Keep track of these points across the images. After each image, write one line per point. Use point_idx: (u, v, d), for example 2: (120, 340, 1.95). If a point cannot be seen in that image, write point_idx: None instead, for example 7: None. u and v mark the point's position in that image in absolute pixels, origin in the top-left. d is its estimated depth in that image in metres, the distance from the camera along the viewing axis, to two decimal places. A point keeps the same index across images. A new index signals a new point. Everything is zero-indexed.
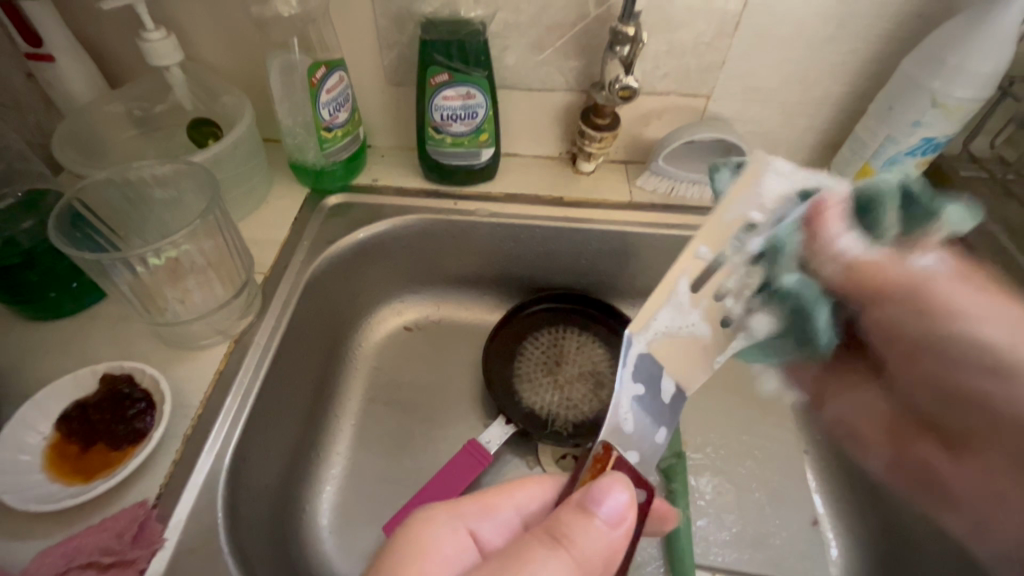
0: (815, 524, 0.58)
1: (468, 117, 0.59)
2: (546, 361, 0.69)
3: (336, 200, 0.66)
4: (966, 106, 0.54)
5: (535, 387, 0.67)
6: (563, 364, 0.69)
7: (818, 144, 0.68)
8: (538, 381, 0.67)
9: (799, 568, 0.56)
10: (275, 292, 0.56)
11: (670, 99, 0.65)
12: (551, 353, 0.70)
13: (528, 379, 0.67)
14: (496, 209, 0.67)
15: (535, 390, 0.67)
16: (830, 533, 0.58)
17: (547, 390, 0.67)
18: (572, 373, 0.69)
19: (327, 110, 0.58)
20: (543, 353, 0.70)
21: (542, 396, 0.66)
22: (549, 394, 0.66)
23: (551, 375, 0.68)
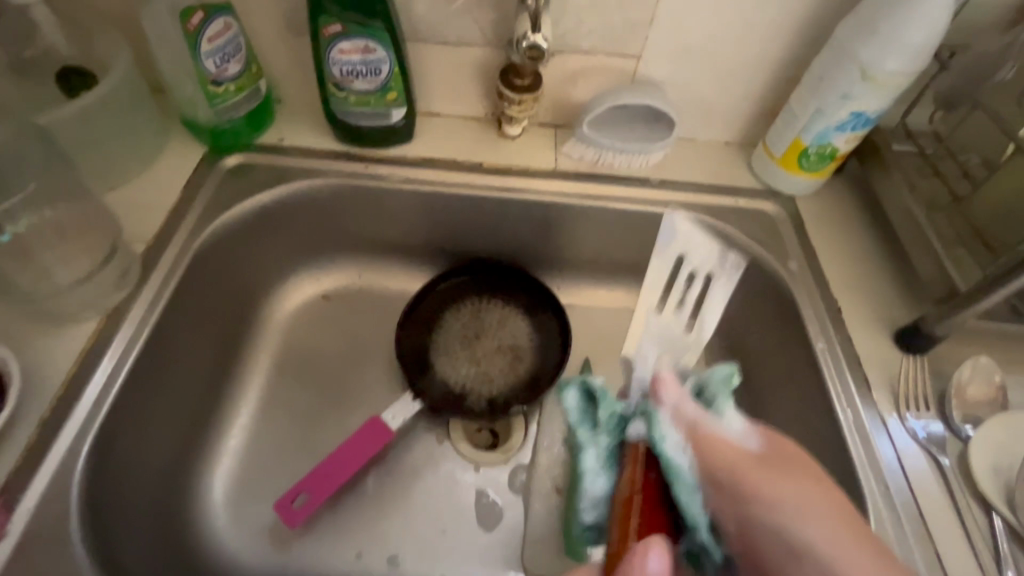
0: None
1: (371, 73, 0.54)
2: (466, 335, 0.67)
3: (236, 161, 0.61)
4: (897, 79, 0.51)
5: (451, 360, 0.65)
6: (483, 338, 0.67)
7: (756, 112, 0.64)
8: (455, 355, 0.66)
9: None
10: (157, 263, 0.52)
11: (598, 59, 0.60)
12: (472, 327, 0.68)
13: (445, 352, 0.66)
14: (411, 175, 0.63)
15: (450, 363, 0.65)
16: None
17: (463, 364, 0.65)
18: (492, 347, 0.67)
19: (212, 61, 0.53)
20: (464, 326, 0.68)
21: (456, 370, 0.65)
22: (465, 369, 0.65)
23: (469, 349, 0.67)
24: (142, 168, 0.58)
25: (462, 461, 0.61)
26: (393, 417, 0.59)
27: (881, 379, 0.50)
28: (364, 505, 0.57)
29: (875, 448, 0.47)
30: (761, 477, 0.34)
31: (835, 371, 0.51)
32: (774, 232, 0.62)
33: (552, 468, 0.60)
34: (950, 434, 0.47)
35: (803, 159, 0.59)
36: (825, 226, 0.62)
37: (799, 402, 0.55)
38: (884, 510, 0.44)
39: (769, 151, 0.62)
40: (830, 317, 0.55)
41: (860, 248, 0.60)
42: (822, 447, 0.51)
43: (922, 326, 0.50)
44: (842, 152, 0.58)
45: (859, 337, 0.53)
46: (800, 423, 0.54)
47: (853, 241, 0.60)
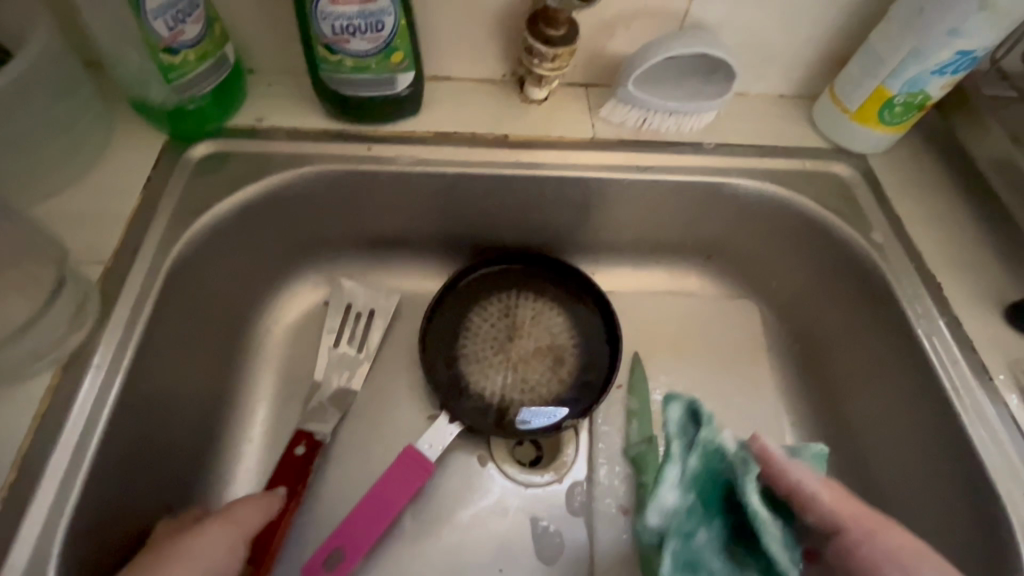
0: None
1: (371, 29, 0.43)
2: (498, 337, 0.57)
3: (207, 150, 0.49)
4: (1016, 9, 0.42)
5: (484, 369, 0.56)
6: (517, 339, 0.58)
7: (823, 56, 0.55)
8: (487, 363, 0.56)
9: None
10: (121, 292, 0.42)
11: (643, 0, 0.49)
12: (503, 327, 0.58)
13: (476, 360, 0.56)
14: (423, 154, 0.52)
15: (483, 373, 0.56)
16: None
17: (498, 373, 0.56)
18: (529, 349, 0.57)
19: (163, 22, 0.40)
20: (494, 327, 0.58)
21: (491, 381, 0.55)
22: (501, 378, 0.56)
23: (503, 353, 0.57)
24: (85, 168, 0.46)
25: (509, 483, 0.53)
26: (429, 446, 0.52)
27: (998, 365, 0.44)
28: (404, 548, 0.50)
29: (992, 422, 0.42)
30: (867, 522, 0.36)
31: (945, 360, 0.45)
32: (849, 198, 0.54)
33: (615, 485, 0.53)
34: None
35: (886, 111, 0.51)
36: (907, 187, 0.54)
37: (896, 393, 0.48)
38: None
39: (841, 103, 0.53)
40: (927, 295, 0.48)
41: (949, 212, 0.52)
42: (930, 442, 0.45)
43: None
44: (934, 100, 0.49)
45: (967, 317, 0.46)
46: (900, 417, 0.48)
47: (942, 204, 0.53)
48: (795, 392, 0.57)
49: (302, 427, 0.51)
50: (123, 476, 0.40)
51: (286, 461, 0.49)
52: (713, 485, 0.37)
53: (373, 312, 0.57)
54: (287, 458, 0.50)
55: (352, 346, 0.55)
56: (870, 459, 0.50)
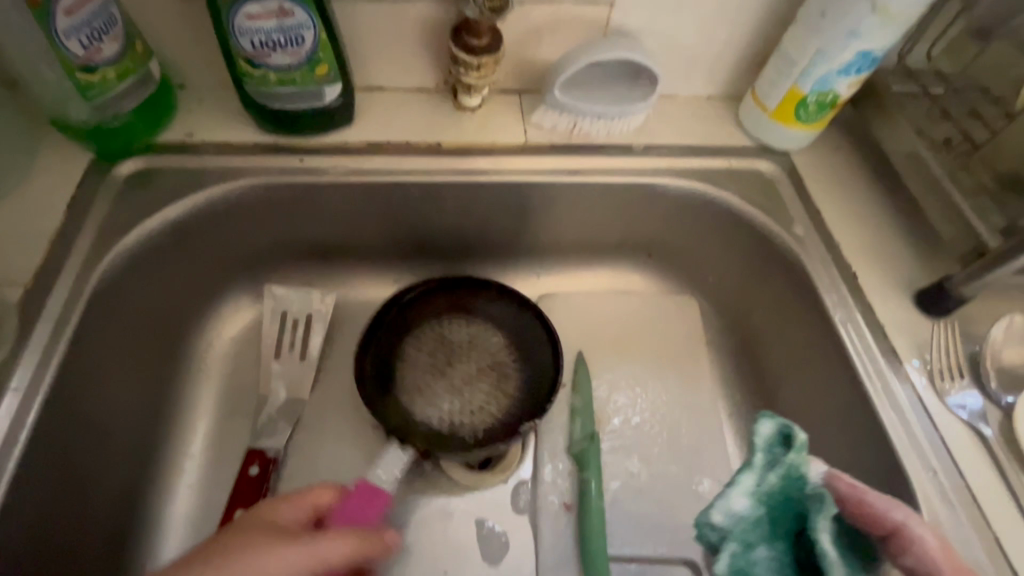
0: None
1: (291, 44, 0.44)
2: (436, 362, 0.56)
3: (134, 167, 0.49)
4: (906, 12, 0.44)
5: (426, 397, 0.55)
6: (456, 364, 0.57)
7: (744, 58, 0.57)
8: (429, 391, 0.55)
9: None
10: (41, 313, 0.41)
11: (564, 9, 0.50)
12: (441, 352, 0.57)
13: (415, 387, 0.55)
14: (356, 165, 0.53)
15: (425, 398, 0.55)
16: None
17: (440, 397, 0.55)
18: (469, 370, 0.56)
19: (76, 41, 0.40)
20: (430, 350, 0.57)
21: (434, 406, 0.54)
22: (444, 402, 0.54)
23: (443, 379, 0.56)
24: (7, 189, 0.46)
25: (454, 487, 0.54)
26: (385, 476, 0.50)
27: (908, 347, 0.46)
28: None
29: (901, 404, 0.44)
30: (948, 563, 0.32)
31: (860, 345, 0.47)
32: (772, 194, 0.56)
33: (559, 482, 0.54)
34: (988, 403, 0.44)
35: (801, 109, 0.53)
36: (828, 182, 0.56)
37: (820, 379, 0.50)
38: (934, 499, 0.40)
39: (761, 103, 0.55)
40: (843, 283, 0.50)
41: (866, 204, 0.55)
42: (849, 425, 0.47)
43: (947, 286, 0.46)
44: (843, 98, 0.52)
45: (879, 304, 0.49)
46: (823, 403, 0.50)
47: (858, 197, 0.55)
48: (733, 383, 0.59)
49: (253, 446, 0.52)
50: (48, 498, 0.40)
51: (240, 482, 0.50)
52: (789, 511, 0.34)
53: (311, 316, 0.56)
54: (240, 479, 0.50)
55: (293, 354, 0.55)
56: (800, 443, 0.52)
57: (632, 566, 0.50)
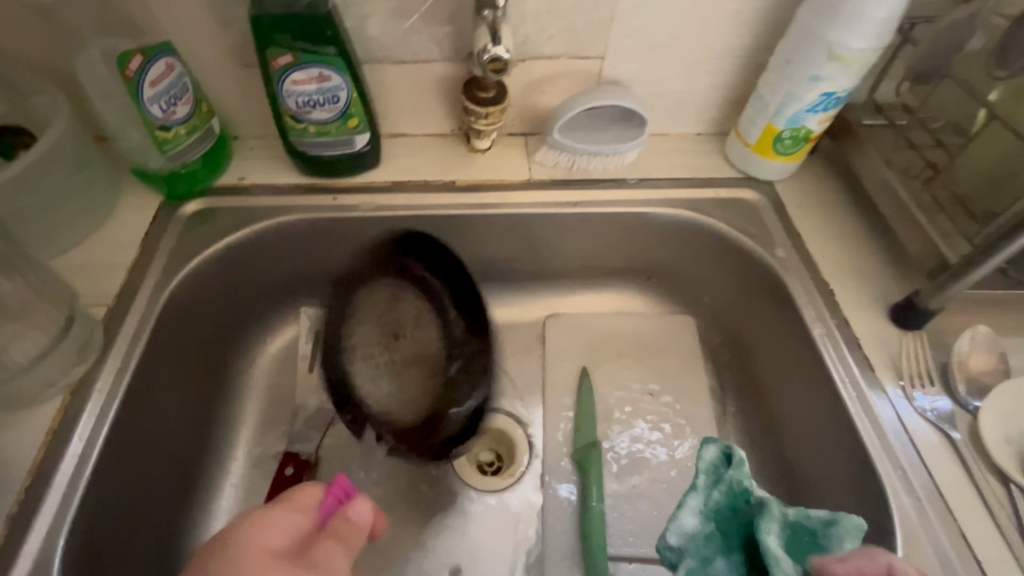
0: None
1: (328, 102, 0.52)
2: (381, 339, 0.58)
3: (196, 206, 0.58)
4: (863, 57, 0.50)
5: (367, 371, 0.58)
6: (402, 339, 0.58)
7: (726, 100, 0.64)
8: (368, 373, 0.57)
9: None
10: (121, 327, 0.49)
11: (561, 63, 0.58)
12: (387, 326, 0.58)
13: (363, 357, 0.58)
14: (381, 202, 0.60)
15: (367, 373, 0.58)
16: None
17: (380, 375, 0.57)
18: (408, 353, 0.57)
19: (158, 106, 0.50)
20: (382, 323, 0.58)
21: (372, 385, 0.57)
22: (382, 383, 0.57)
23: (382, 360, 0.58)
24: (94, 227, 0.55)
25: (468, 489, 0.59)
26: None
27: (882, 358, 0.50)
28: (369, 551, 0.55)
29: (876, 413, 0.47)
30: None
31: (837, 356, 0.51)
32: (757, 219, 0.61)
33: (563, 486, 0.58)
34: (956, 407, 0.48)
35: (778, 144, 0.59)
36: (808, 209, 0.61)
37: (805, 388, 0.54)
38: (903, 494, 0.44)
39: (742, 138, 0.61)
40: (823, 299, 0.54)
41: (844, 228, 0.59)
42: (829, 431, 0.50)
43: (915, 300, 0.50)
44: (816, 133, 0.57)
45: (855, 318, 0.53)
46: (807, 411, 0.53)
47: (835, 222, 0.60)
48: (728, 395, 0.63)
49: (289, 451, 0.58)
50: (123, 484, 0.46)
51: (277, 481, 0.56)
52: (739, 523, 0.36)
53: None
54: (278, 478, 0.56)
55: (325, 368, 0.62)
56: (790, 449, 0.55)
57: (631, 565, 0.54)
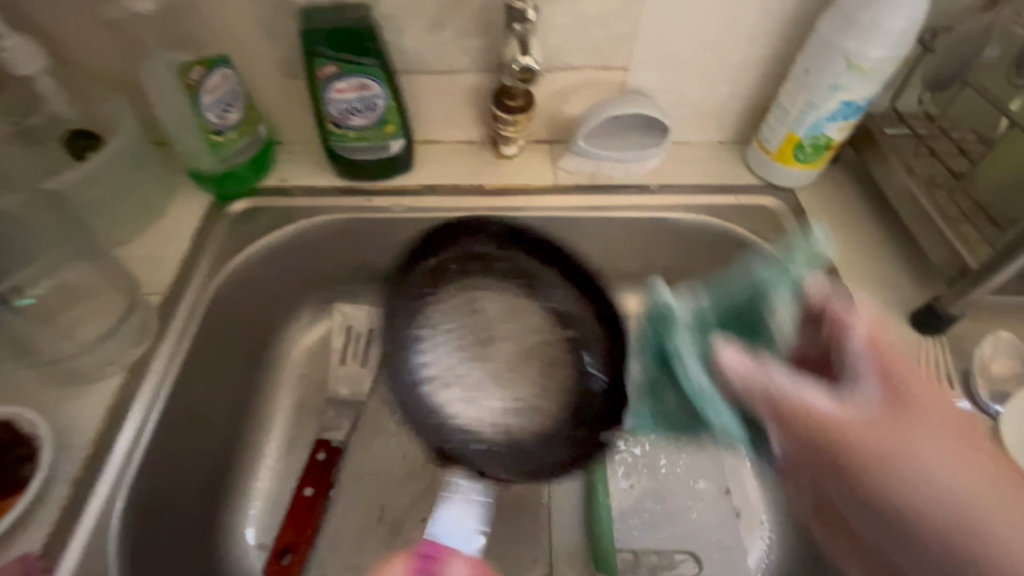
0: (726, 494, 0.60)
1: (367, 109, 0.56)
2: (473, 338, 0.63)
3: (242, 206, 0.62)
4: (882, 66, 0.51)
5: (466, 400, 0.61)
6: (496, 342, 0.64)
7: (747, 109, 0.65)
8: (458, 398, 0.61)
9: (718, 539, 0.57)
10: (174, 313, 0.53)
11: (586, 73, 0.61)
12: (471, 327, 0.63)
13: (428, 366, 0.61)
14: (413, 204, 0.64)
15: (450, 403, 0.60)
16: (738, 501, 0.60)
17: (483, 399, 0.61)
18: (502, 348, 0.63)
19: (213, 112, 0.54)
20: (470, 317, 0.63)
21: (501, 419, 0.61)
22: (528, 390, 0.62)
23: (473, 360, 0.62)
24: (150, 223, 0.59)
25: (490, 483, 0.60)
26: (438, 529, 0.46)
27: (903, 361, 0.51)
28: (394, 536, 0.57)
29: None
30: (893, 429, 0.33)
31: None
32: (778, 225, 0.62)
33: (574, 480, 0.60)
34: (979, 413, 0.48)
35: (799, 151, 0.60)
36: (830, 216, 0.62)
37: None
38: None
39: (763, 146, 0.62)
40: None
41: (865, 234, 0.60)
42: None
43: (936, 306, 0.50)
44: (837, 140, 0.58)
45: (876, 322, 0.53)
46: None
47: (856, 229, 0.61)
48: None
49: (321, 437, 0.60)
50: (172, 459, 0.49)
51: (309, 465, 0.58)
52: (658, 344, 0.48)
53: (372, 329, 0.66)
54: (310, 463, 0.58)
55: (356, 362, 0.65)
56: None
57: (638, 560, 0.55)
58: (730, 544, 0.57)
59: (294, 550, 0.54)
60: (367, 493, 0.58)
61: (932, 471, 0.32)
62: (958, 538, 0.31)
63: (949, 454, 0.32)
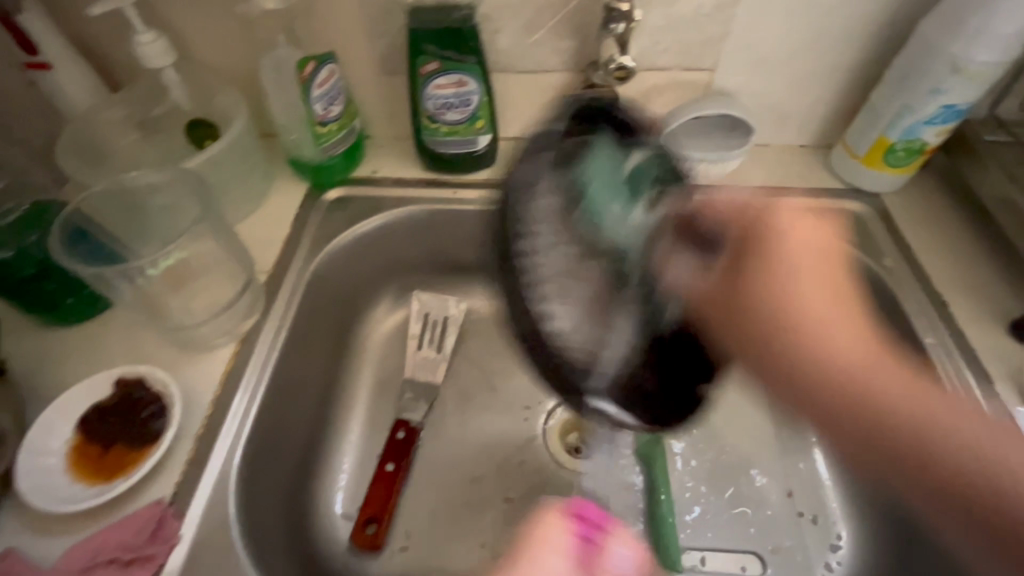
0: (789, 496, 0.58)
1: (462, 105, 0.58)
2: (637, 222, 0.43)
3: (336, 195, 0.66)
4: (989, 70, 0.50)
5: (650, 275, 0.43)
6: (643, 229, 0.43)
7: (833, 113, 0.65)
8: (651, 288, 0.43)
9: (787, 544, 0.56)
10: (279, 291, 0.57)
11: (672, 75, 0.62)
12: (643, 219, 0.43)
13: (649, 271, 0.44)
14: (495, 197, 0.66)
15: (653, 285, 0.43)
16: (805, 505, 0.58)
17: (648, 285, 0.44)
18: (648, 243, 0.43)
19: (320, 105, 0.57)
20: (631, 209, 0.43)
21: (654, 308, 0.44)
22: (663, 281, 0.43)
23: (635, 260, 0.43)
24: (254, 208, 0.64)
25: (559, 472, 0.61)
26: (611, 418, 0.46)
27: (1002, 372, 0.50)
28: (469, 516, 0.59)
29: None
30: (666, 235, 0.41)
31: (951, 368, 0.51)
32: (863, 230, 0.61)
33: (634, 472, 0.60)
34: None
35: (890, 155, 0.59)
36: (919, 222, 0.61)
37: None
38: None
39: (850, 150, 0.62)
40: (935, 310, 0.54)
41: (957, 243, 0.59)
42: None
43: None
44: (932, 145, 0.57)
45: (972, 331, 0.52)
46: None
47: (949, 237, 0.60)
48: None
49: (399, 417, 0.63)
50: (277, 427, 0.52)
51: (390, 443, 0.61)
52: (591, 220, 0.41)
53: (449, 317, 0.68)
54: (390, 441, 0.61)
55: (431, 348, 0.67)
56: None
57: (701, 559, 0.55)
58: (794, 546, 0.56)
59: (378, 520, 0.56)
60: (444, 473, 0.61)
61: (834, 343, 0.39)
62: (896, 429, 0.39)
63: (887, 383, 0.39)
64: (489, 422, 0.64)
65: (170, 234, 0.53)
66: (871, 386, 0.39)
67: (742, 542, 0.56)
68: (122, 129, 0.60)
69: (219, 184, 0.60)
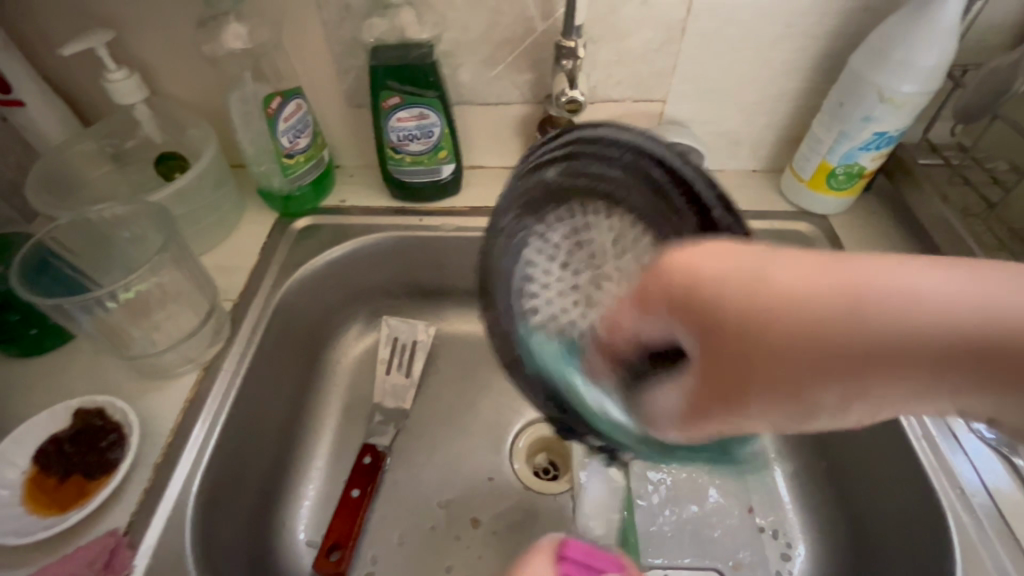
0: (750, 512, 0.60)
1: (424, 136, 0.61)
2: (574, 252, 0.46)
3: (304, 223, 0.67)
4: (914, 100, 0.54)
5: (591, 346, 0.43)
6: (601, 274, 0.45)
7: (780, 139, 0.68)
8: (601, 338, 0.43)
9: (744, 558, 0.57)
10: (244, 319, 0.57)
11: (627, 105, 0.65)
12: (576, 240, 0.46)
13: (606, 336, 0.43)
14: (460, 223, 0.68)
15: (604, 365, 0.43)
16: (765, 520, 0.60)
17: None
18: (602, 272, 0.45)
19: (287, 138, 0.59)
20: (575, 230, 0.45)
21: None
22: None
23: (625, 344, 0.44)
24: (224, 237, 0.65)
25: (525, 492, 0.62)
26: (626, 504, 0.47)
27: None
28: (436, 540, 0.59)
29: (948, 460, 0.49)
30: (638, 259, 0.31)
31: None
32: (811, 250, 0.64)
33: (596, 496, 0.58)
34: (988, 446, 0.49)
35: (832, 179, 0.62)
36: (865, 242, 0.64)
37: None
38: (965, 517, 0.47)
39: (797, 174, 0.65)
40: None
41: None
42: (903, 468, 0.51)
43: None
44: (870, 169, 0.61)
45: None
46: (872, 436, 0.55)
47: None
48: None
49: (367, 441, 0.63)
50: (239, 455, 0.52)
51: (356, 468, 0.61)
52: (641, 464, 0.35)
53: (417, 342, 0.69)
54: (357, 465, 0.61)
55: (400, 373, 0.68)
56: (850, 477, 0.57)
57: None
58: (754, 562, 0.57)
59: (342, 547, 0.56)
60: (411, 498, 0.61)
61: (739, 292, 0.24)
62: (926, 352, 0.20)
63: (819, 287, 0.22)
64: (457, 445, 0.65)
65: (137, 265, 0.54)
66: (790, 298, 0.22)
67: (702, 559, 0.57)
68: (93, 162, 0.61)
69: (186, 215, 0.61)
